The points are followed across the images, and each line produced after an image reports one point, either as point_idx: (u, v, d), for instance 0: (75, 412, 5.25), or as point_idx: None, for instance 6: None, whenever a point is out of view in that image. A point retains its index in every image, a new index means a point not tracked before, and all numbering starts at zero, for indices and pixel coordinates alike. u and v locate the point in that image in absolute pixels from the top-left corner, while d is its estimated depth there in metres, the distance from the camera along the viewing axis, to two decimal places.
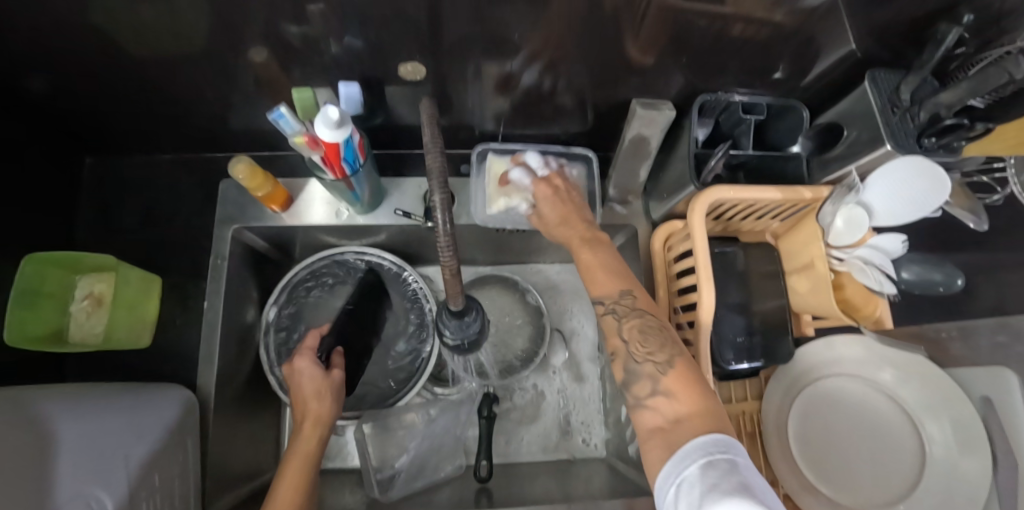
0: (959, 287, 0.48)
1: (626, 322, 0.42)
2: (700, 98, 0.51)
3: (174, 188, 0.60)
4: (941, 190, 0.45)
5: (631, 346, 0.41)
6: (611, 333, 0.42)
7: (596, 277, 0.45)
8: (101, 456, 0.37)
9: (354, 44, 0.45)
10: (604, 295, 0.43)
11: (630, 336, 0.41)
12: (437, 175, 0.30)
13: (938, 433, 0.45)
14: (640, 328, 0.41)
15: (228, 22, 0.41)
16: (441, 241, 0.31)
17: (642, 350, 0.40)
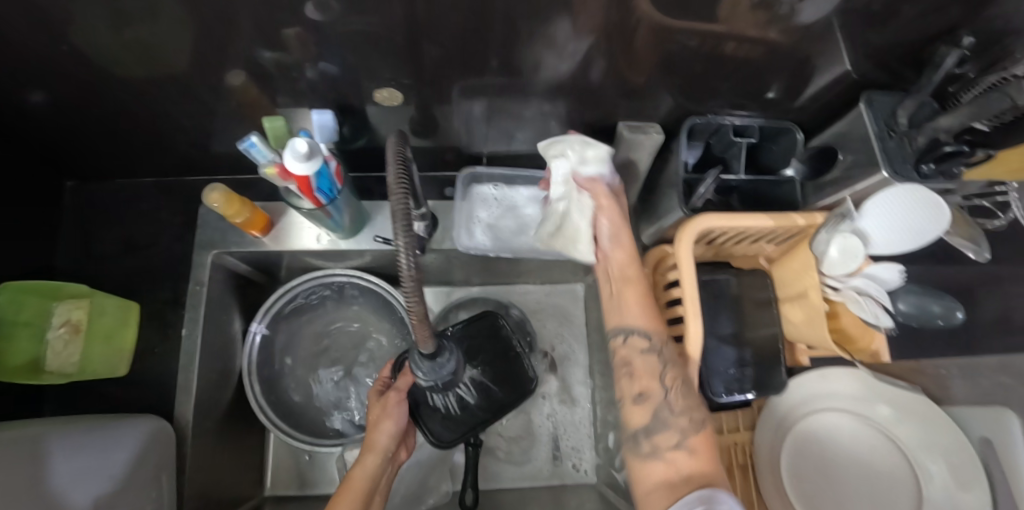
0: (960, 321, 0.45)
1: (670, 370, 0.41)
2: (689, 121, 0.49)
3: (155, 211, 0.59)
4: (941, 218, 0.43)
5: (668, 394, 0.40)
6: (643, 371, 0.41)
7: (630, 304, 0.44)
8: (72, 499, 0.39)
9: (330, 69, 0.44)
10: (652, 330, 0.43)
11: (671, 387, 0.40)
12: (400, 216, 0.29)
13: (937, 472, 0.43)
14: (681, 380, 0.41)
15: (200, 46, 0.40)
16: (407, 279, 0.29)
17: (682, 405, 0.39)
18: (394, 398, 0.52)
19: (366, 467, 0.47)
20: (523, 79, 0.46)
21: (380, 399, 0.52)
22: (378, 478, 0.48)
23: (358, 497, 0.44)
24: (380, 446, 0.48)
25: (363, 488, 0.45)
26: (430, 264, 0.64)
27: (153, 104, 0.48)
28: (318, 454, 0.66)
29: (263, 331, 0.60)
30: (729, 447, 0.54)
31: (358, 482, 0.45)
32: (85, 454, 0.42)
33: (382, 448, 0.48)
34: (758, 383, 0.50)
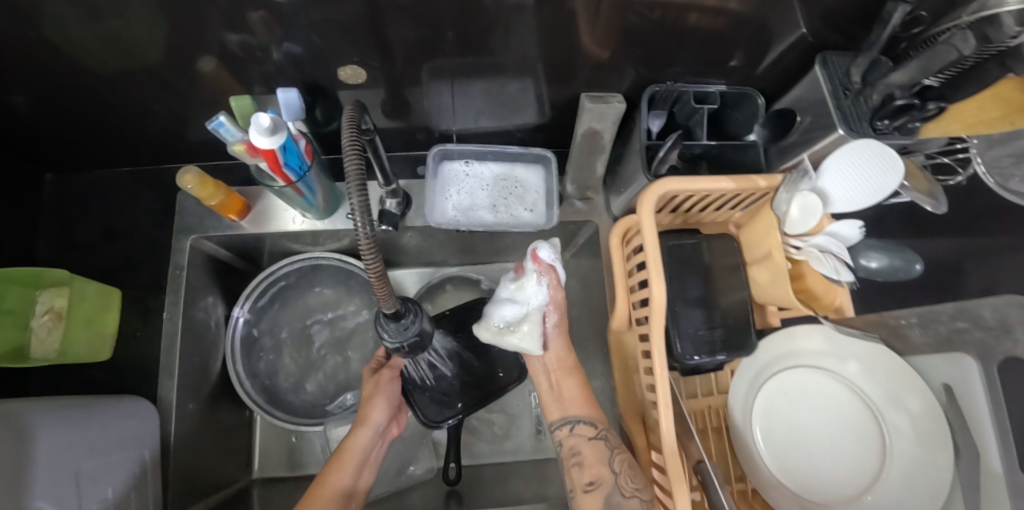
0: (919, 272, 0.46)
1: (616, 456, 0.46)
2: (649, 90, 0.50)
3: (135, 200, 0.60)
4: (895, 172, 0.44)
5: (619, 479, 0.44)
6: (596, 462, 0.46)
7: (574, 398, 0.50)
8: (61, 472, 0.40)
9: (295, 50, 0.44)
10: (595, 418, 0.49)
11: (620, 470, 0.45)
12: (353, 177, 0.30)
13: (900, 424, 0.45)
14: (629, 464, 0.45)
15: (164, 30, 0.40)
16: (363, 245, 0.31)
17: (631, 487, 0.43)
18: (388, 375, 0.54)
19: (359, 439, 0.49)
20: (488, 55, 0.47)
21: (376, 377, 0.54)
22: (371, 451, 0.50)
23: (349, 470, 0.47)
24: (374, 421, 0.51)
25: (355, 461, 0.48)
26: (409, 244, 0.65)
27: (124, 92, 0.49)
28: (304, 436, 0.67)
29: (245, 316, 0.62)
30: (703, 411, 0.55)
31: (352, 453, 0.48)
32: (70, 428, 0.43)
33: (375, 423, 0.50)
34: (728, 345, 0.51)
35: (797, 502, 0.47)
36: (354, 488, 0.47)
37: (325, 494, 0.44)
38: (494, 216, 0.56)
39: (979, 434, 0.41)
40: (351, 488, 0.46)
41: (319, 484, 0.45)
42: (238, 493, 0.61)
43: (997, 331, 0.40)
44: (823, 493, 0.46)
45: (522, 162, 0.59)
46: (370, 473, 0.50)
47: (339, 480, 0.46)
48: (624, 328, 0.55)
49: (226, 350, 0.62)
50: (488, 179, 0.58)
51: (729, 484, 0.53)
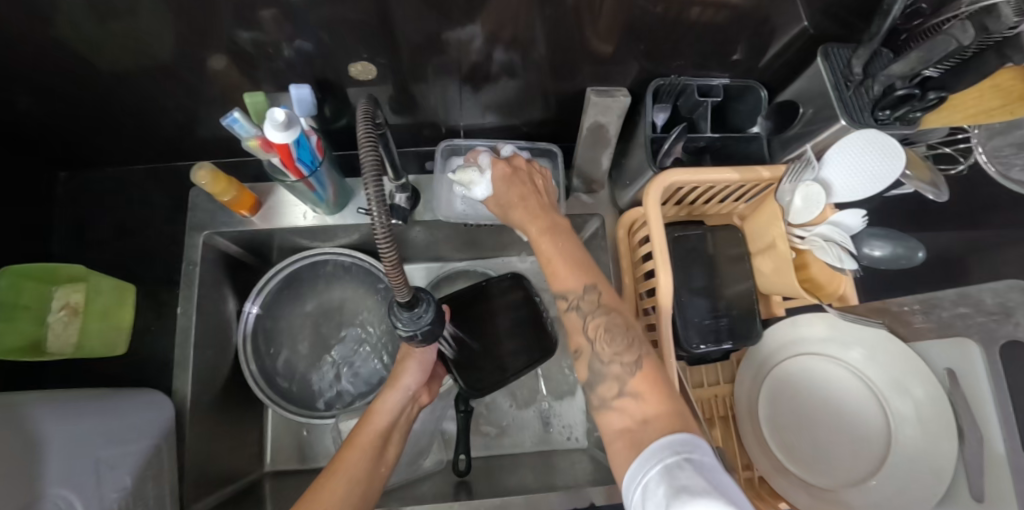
0: (921, 260, 0.47)
1: (595, 319, 0.41)
2: (654, 83, 0.51)
3: (147, 198, 0.61)
4: (896, 160, 0.45)
5: (597, 346, 0.40)
6: (576, 332, 0.42)
7: (558, 268, 0.43)
8: (81, 459, 0.41)
9: (306, 47, 0.45)
10: (569, 287, 0.42)
11: (596, 336, 0.40)
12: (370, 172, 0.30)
13: (903, 409, 0.46)
14: (606, 327, 0.40)
15: (178, 28, 0.41)
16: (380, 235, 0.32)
17: (610, 351, 0.39)
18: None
19: (389, 401, 0.51)
20: (494, 50, 0.47)
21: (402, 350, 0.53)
22: (401, 414, 0.53)
23: (379, 431, 0.50)
24: (404, 384, 0.52)
25: (385, 422, 0.51)
26: (417, 239, 0.66)
27: (137, 89, 0.50)
28: (315, 430, 0.68)
29: (257, 311, 0.64)
30: (710, 400, 0.56)
31: (380, 415, 0.51)
32: (89, 417, 0.44)
33: (405, 386, 0.52)
34: (734, 334, 0.51)
35: (802, 486, 0.48)
36: (383, 450, 0.49)
37: (358, 455, 0.47)
38: None
39: (983, 418, 0.41)
40: (381, 450, 0.49)
41: (352, 444, 0.48)
42: (250, 486, 0.62)
43: (998, 315, 0.40)
44: (828, 478, 0.47)
45: (529, 156, 0.59)
46: (399, 437, 0.52)
47: (371, 440, 0.49)
48: (631, 319, 0.55)
49: (239, 344, 0.63)
50: None
51: (737, 472, 0.53)
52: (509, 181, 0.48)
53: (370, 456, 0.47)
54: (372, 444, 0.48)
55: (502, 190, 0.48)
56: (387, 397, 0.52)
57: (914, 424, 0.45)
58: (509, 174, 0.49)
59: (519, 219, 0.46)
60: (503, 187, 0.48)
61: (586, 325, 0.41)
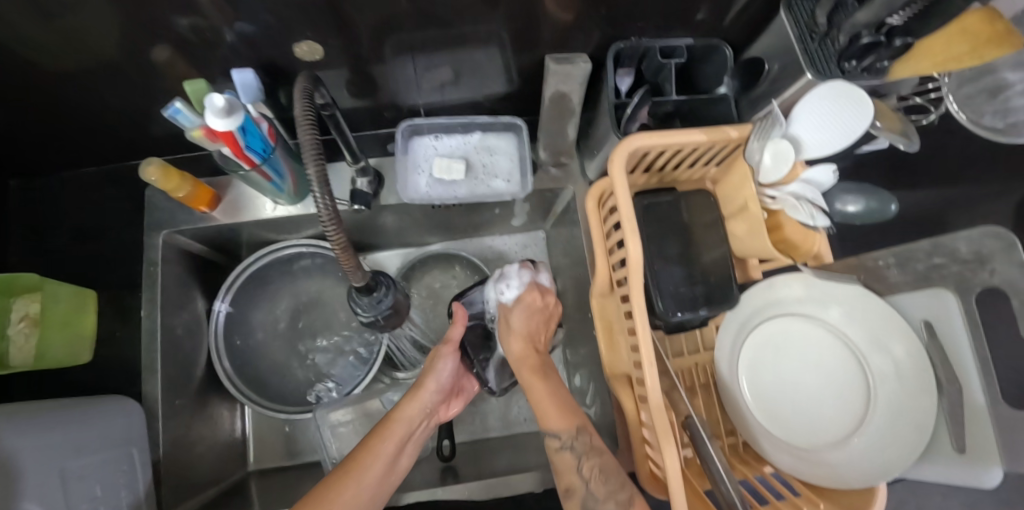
0: (893, 212, 0.46)
1: (585, 463, 0.45)
2: (614, 46, 0.49)
3: (102, 200, 0.59)
4: (863, 110, 0.43)
5: (590, 487, 0.43)
6: (567, 470, 0.45)
7: (546, 409, 0.48)
8: (48, 472, 0.39)
9: (249, 30, 0.42)
10: (560, 429, 0.47)
11: (591, 476, 0.44)
12: (309, 155, 0.32)
13: (882, 365, 0.46)
14: (600, 468, 0.44)
15: (107, 22, 0.38)
16: (325, 219, 0.33)
17: (603, 489, 0.42)
18: (446, 352, 0.52)
19: (410, 410, 0.49)
20: (450, 26, 0.45)
21: (433, 352, 0.53)
22: (419, 426, 0.50)
23: (396, 440, 0.47)
24: (426, 395, 0.51)
25: (402, 432, 0.48)
26: (388, 225, 0.66)
27: (74, 87, 0.47)
28: (298, 425, 0.68)
29: (227, 308, 0.61)
30: (691, 369, 0.55)
31: (399, 425, 0.48)
32: (46, 431, 0.41)
33: (426, 399, 0.50)
34: (710, 300, 0.51)
35: (786, 449, 0.47)
36: (395, 461, 0.46)
37: (372, 462, 0.44)
38: (468, 189, 0.56)
39: (961, 371, 0.41)
40: (393, 460, 0.46)
41: (368, 450, 0.45)
42: (234, 486, 0.61)
43: (973, 263, 0.40)
44: (810, 439, 0.47)
45: (493, 131, 0.59)
46: (413, 451, 0.49)
47: (386, 448, 0.46)
48: (606, 292, 0.54)
49: (211, 342, 0.61)
50: (459, 151, 0.57)
51: (719, 439, 0.53)
52: (529, 313, 0.54)
53: (382, 466, 0.44)
54: (385, 452, 0.46)
55: (522, 328, 0.54)
56: (407, 407, 0.50)
57: (894, 380, 0.45)
58: (529, 307, 0.55)
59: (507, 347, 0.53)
60: (520, 320, 0.54)
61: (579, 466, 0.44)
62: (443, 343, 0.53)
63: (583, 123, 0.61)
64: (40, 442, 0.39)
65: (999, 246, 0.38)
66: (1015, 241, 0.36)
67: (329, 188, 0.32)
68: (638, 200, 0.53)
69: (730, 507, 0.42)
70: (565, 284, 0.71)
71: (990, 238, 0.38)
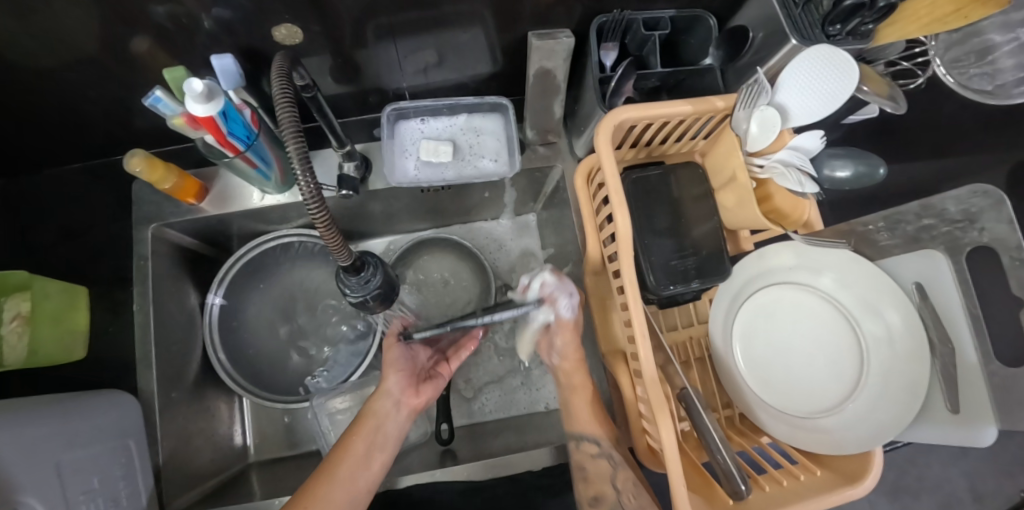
0: (881, 176, 0.46)
1: (619, 474, 0.50)
2: (597, 20, 0.48)
3: (88, 196, 0.59)
4: (849, 76, 0.42)
5: (620, 497, 0.48)
6: (601, 479, 0.50)
7: (583, 415, 0.53)
8: (44, 464, 0.39)
9: (226, 16, 0.40)
10: (600, 436, 0.51)
11: (622, 488, 0.49)
12: (290, 130, 0.30)
13: (874, 330, 0.45)
14: (632, 483, 0.49)
15: (80, 14, 0.38)
16: (306, 192, 0.31)
17: (634, 502, 0.48)
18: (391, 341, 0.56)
19: (376, 405, 0.50)
20: (433, 7, 0.44)
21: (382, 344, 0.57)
22: (390, 419, 0.50)
23: (364, 439, 0.47)
24: (393, 386, 0.51)
25: (370, 428, 0.48)
26: (378, 210, 0.67)
27: (53, 82, 0.46)
28: (297, 415, 0.68)
29: (221, 301, 0.63)
30: (685, 342, 0.55)
31: (368, 422, 0.49)
32: (43, 422, 0.41)
33: (388, 391, 0.51)
34: (702, 273, 0.50)
35: (781, 419, 0.47)
36: (368, 461, 0.46)
37: (345, 460, 0.45)
38: (456, 171, 0.57)
39: (954, 331, 0.41)
40: (364, 457, 0.46)
41: (341, 452, 0.46)
42: (235, 476, 0.62)
43: (962, 223, 0.41)
44: (805, 407, 0.47)
45: (479, 112, 0.59)
46: (391, 447, 0.49)
47: (355, 446, 0.46)
48: (598, 269, 0.54)
49: (205, 333, 0.62)
50: (445, 133, 0.58)
51: (715, 411, 0.53)
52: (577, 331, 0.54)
53: (354, 466, 0.45)
54: (359, 452, 0.46)
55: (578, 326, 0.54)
56: (377, 401, 0.50)
57: (886, 345, 0.45)
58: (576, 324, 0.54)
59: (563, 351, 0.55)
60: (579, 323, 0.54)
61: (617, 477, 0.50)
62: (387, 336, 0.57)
63: (569, 100, 0.60)
64: (34, 434, 0.39)
65: (987, 204, 0.38)
66: (1004, 198, 0.37)
67: (311, 168, 0.31)
68: (626, 175, 0.53)
69: (726, 476, 0.42)
70: (558, 265, 0.71)
71: (979, 196, 0.39)
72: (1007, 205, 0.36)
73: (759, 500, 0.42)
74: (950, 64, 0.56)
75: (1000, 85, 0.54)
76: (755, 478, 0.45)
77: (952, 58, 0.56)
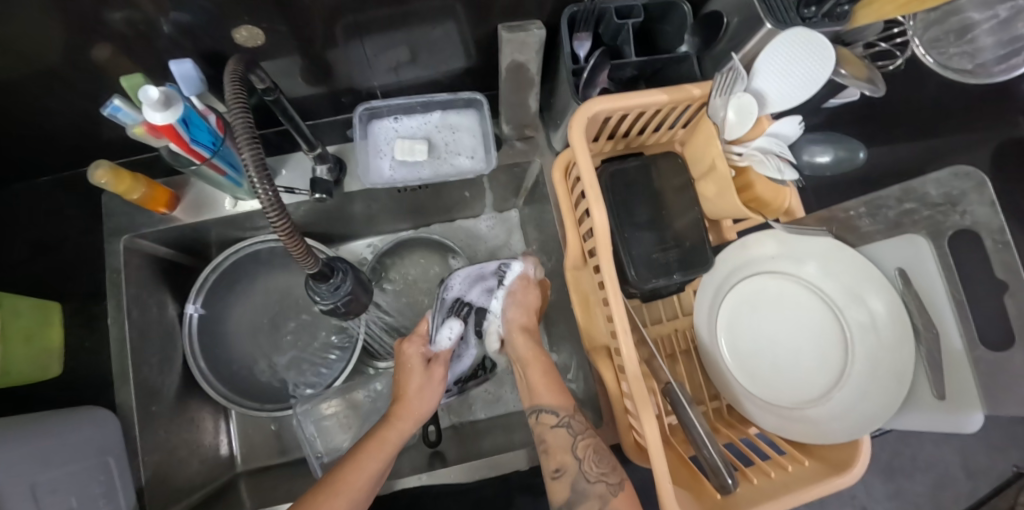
0: (862, 160, 0.45)
1: (580, 442, 0.46)
2: (567, 10, 0.47)
3: (58, 210, 0.57)
4: (826, 61, 0.41)
5: (582, 466, 0.45)
6: (561, 450, 0.46)
7: (541, 386, 0.50)
8: (18, 486, 0.38)
9: (185, 20, 0.39)
10: (557, 406, 0.48)
11: (584, 456, 0.46)
12: (245, 140, 0.29)
13: (859, 317, 0.45)
14: (593, 449, 0.46)
15: (29, 26, 0.36)
16: (266, 201, 0.30)
17: (595, 471, 0.45)
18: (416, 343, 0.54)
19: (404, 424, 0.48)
20: (400, 5, 0.43)
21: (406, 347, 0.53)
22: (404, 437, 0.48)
23: (386, 452, 0.46)
24: (415, 405, 0.49)
25: (392, 447, 0.46)
26: (357, 212, 0.66)
27: (12, 97, 0.45)
28: (284, 422, 0.68)
29: (200, 311, 0.60)
30: (671, 335, 0.54)
31: (392, 441, 0.46)
32: (19, 444, 0.40)
33: (418, 415, 0.49)
34: (683, 265, 0.49)
35: (767, 408, 0.46)
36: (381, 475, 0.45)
37: (362, 471, 0.43)
38: (432, 169, 0.56)
39: (938, 318, 0.41)
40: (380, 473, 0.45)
41: (381, 439, 0.46)
42: (224, 485, 0.62)
43: (943, 206, 0.40)
44: (791, 397, 0.46)
45: (454, 108, 0.58)
46: None
47: (374, 463, 0.44)
48: (579, 263, 0.53)
49: (185, 341, 0.61)
50: (420, 131, 0.57)
51: (702, 404, 0.52)
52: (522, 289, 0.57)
53: (370, 477, 0.43)
54: (373, 467, 0.44)
55: (520, 295, 0.56)
56: (419, 406, 0.49)
57: (870, 332, 0.44)
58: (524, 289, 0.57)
59: (508, 314, 0.56)
60: (519, 313, 0.56)
61: (575, 444, 0.46)
62: (434, 363, 0.53)
63: (546, 93, 0.59)
64: (9, 454, 0.38)
65: (970, 186, 0.38)
66: (984, 180, 0.37)
67: (268, 175, 0.29)
68: (604, 168, 0.52)
69: (714, 470, 0.42)
70: (543, 261, 0.70)
71: (960, 178, 0.39)
72: (990, 187, 0.36)
73: (747, 493, 0.41)
74: (929, 45, 0.54)
75: (979, 64, 0.53)
76: (743, 471, 0.44)
77: (931, 38, 0.55)
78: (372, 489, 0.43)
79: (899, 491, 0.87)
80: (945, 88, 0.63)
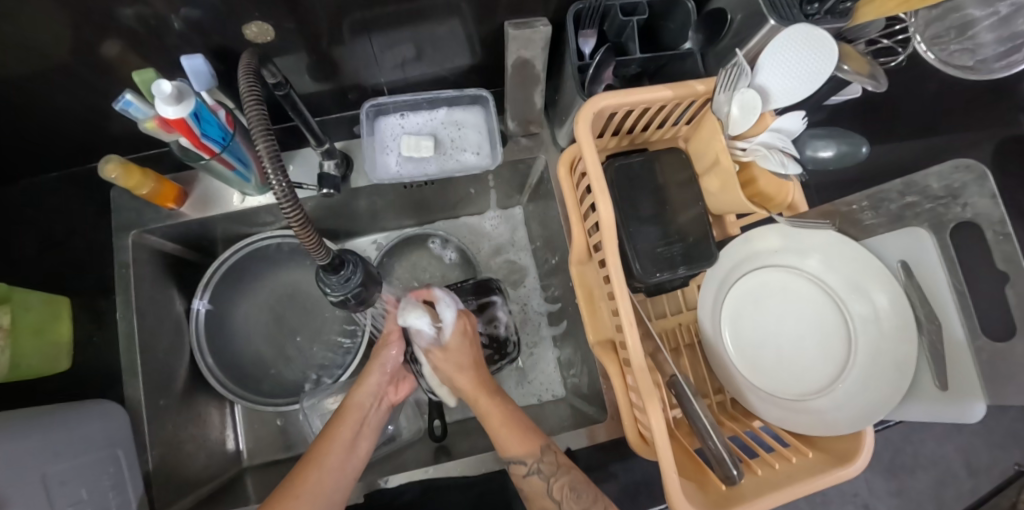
0: (865, 155, 0.45)
1: (556, 483, 0.45)
2: (573, 7, 0.47)
3: (67, 206, 0.58)
4: (825, 52, 0.42)
5: (563, 508, 0.44)
6: (540, 495, 0.46)
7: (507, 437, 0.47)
8: (28, 478, 0.38)
9: (196, 16, 0.39)
10: (524, 454, 0.46)
11: (562, 498, 0.44)
12: (261, 134, 0.29)
13: (862, 310, 0.45)
14: (570, 488, 0.45)
15: (42, 20, 0.37)
16: (280, 194, 0.30)
17: (577, 507, 0.44)
18: (394, 341, 0.56)
19: (359, 394, 0.52)
20: (407, 2, 0.43)
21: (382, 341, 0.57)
22: (372, 411, 0.52)
23: (353, 425, 0.49)
24: (373, 379, 0.53)
25: (354, 418, 0.50)
26: (362, 208, 0.67)
27: (23, 92, 0.45)
28: (290, 418, 0.68)
29: (207, 307, 0.62)
30: (675, 329, 0.55)
31: (352, 411, 0.50)
32: (30, 436, 0.40)
33: (371, 383, 0.53)
34: (688, 259, 0.50)
35: (771, 401, 0.47)
36: (354, 446, 0.48)
37: (331, 448, 0.46)
38: (438, 165, 0.56)
39: (940, 308, 0.41)
40: (352, 444, 0.48)
41: (339, 420, 0.49)
42: (231, 480, 0.62)
43: (945, 199, 0.41)
44: (795, 390, 0.46)
45: (459, 105, 0.59)
46: (372, 434, 0.51)
47: (344, 435, 0.48)
48: (584, 259, 0.54)
49: (192, 334, 0.61)
50: (427, 128, 0.58)
51: (707, 397, 0.53)
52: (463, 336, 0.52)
53: (341, 451, 0.47)
54: (344, 438, 0.48)
55: (455, 353, 0.51)
56: (367, 378, 0.53)
57: (872, 324, 0.44)
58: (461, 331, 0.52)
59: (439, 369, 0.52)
60: (457, 347, 0.52)
61: (552, 488, 0.45)
62: (389, 332, 0.56)
63: (550, 90, 0.60)
64: (20, 446, 0.39)
65: (971, 179, 0.39)
66: (985, 172, 0.38)
67: (283, 167, 0.29)
68: (610, 163, 0.53)
69: (719, 462, 0.42)
70: (547, 257, 0.71)
71: (961, 170, 0.39)
72: (991, 178, 0.37)
73: (753, 484, 0.42)
74: (929, 41, 0.54)
75: (980, 60, 0.54)
76: (748, 463, 0.45)
77: (932, 35, 0.55)
78: (348, 461, 0.47)
79: (901, 488, 0.88)
80: (947, 84, 0.63)
